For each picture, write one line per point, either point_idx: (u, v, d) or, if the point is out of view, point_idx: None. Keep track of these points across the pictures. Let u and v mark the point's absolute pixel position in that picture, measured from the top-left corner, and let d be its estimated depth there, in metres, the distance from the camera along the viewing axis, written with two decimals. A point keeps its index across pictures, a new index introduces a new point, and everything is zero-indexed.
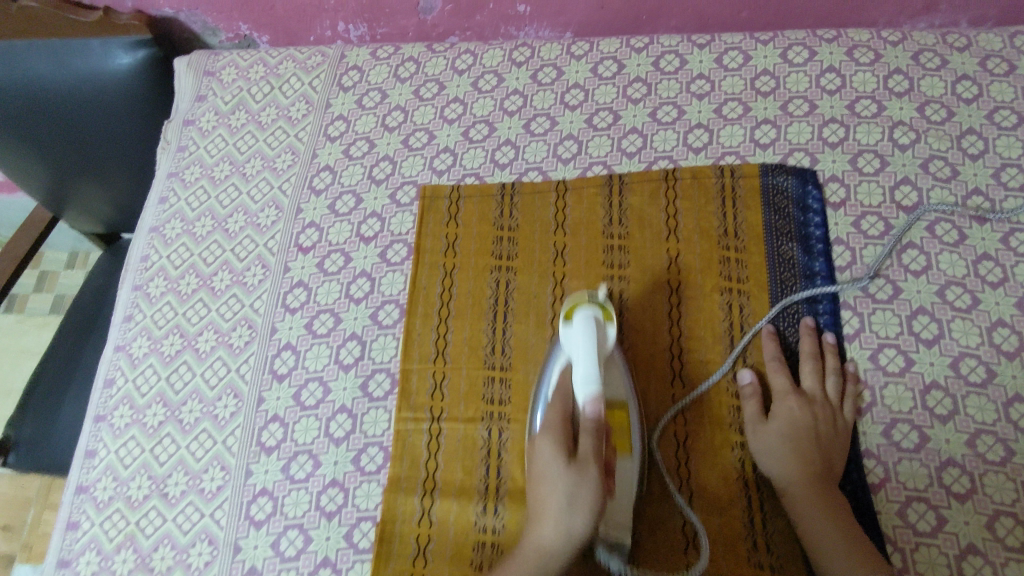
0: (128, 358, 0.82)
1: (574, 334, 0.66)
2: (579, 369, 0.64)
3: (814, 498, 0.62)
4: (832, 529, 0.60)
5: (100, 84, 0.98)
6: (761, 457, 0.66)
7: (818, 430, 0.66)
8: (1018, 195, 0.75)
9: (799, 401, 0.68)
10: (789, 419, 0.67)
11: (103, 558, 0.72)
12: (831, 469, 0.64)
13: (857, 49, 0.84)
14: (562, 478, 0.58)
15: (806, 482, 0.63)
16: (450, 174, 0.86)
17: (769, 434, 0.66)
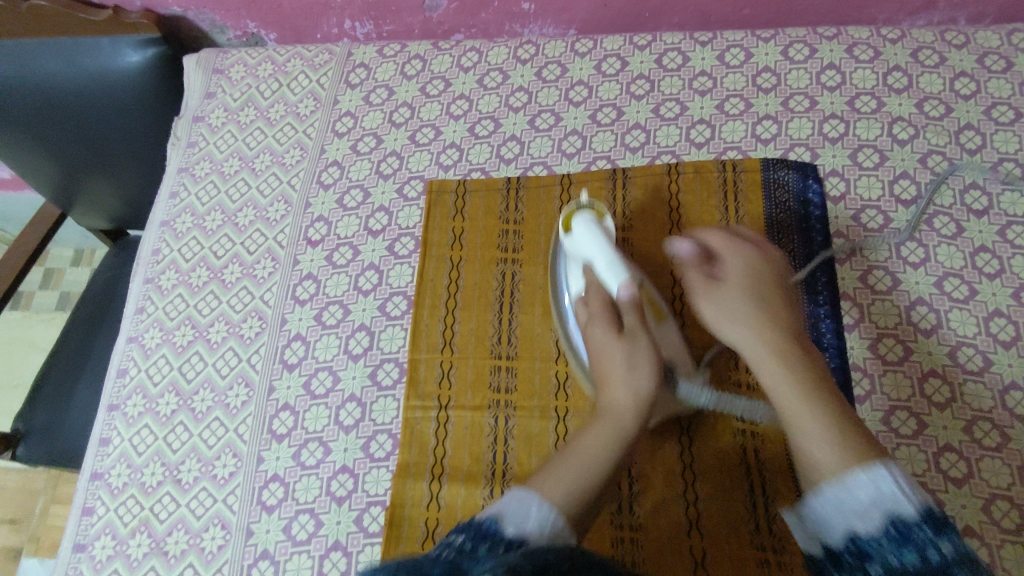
0: (141, 349, 0.84)
1: (581, 238, 0.70)
2: (600, 264, 0.68)
3: (777, 364, 0.60)
4: (798, 395, 0.57)
5: (110, 83, 0.99)
6: (724, 330, 0.65)
7: (773, 299, 0.65)
8: (1014, 189, 0.77)
9: (745, 272, 0.66)
10: (742, 289, 0.65)
11: (118, 542, 0.74)
12: (792, 334, 0.62)
13: (856, 47, 0.86)
14: (621, 346, 0.65)
15: (768, 348, 0.61)
16: (457, 169, 0.87)
17: (726, 305, 0.65)
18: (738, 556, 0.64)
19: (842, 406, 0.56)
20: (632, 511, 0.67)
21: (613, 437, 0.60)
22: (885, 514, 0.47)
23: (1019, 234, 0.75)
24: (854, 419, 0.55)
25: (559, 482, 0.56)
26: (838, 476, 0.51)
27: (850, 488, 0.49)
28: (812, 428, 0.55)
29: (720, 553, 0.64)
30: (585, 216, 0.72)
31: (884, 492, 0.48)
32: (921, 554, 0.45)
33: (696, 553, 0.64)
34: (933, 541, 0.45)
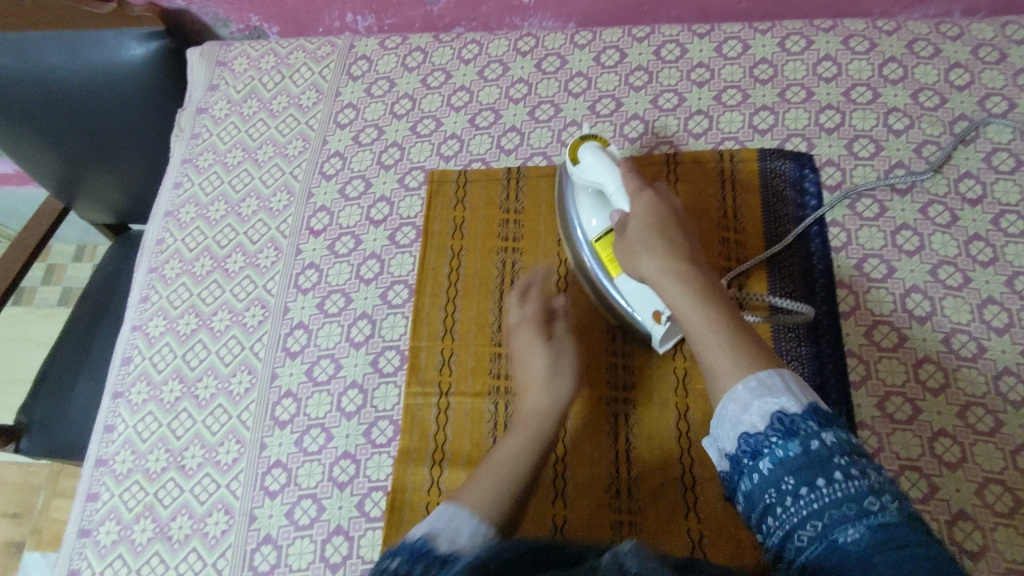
0: (145, 337, 0.85)
1: (593, 162, 0.72)
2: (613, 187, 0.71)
3: (683, 291, 0.61)
4: (704, 320, 0.59)
5: (114, 76, 1.00)
6: (634, 266, 0.66)
7: (676, 232, 0.66)
8: (1008, 178, 0.78)
9: (647, 207, 0.68)
10: (646, 224, 0.66)
11: (122, 527, 0.75)
12: (695, 263, 0.64)
13: (852, 39, 0.87)
14: (545, 349, 0.71)
15: (675, 275, 0.62)
16: (457, 160, 0.88)
17: (635, 241, 0.66)
18: (736, 539, 0.65)
19: (741, 324, 0.59)
20: (630, 495, 0.68)
21: (531, 435, 0.65)
22: (776, 415, 0.52)
23: (1013, 223, 0.75)
24: (751, 334, 0.58)
25: (484, 486, 0.60)
26: (733, 391, 0.55)
27: (750, 402, 0.53)
28: (716, 347, 0.57)
29: (717, 536, 0.65)
30: (592, 144, 0.74)
31: (778, 396, 0.52)
32: (804, 444, 0.50)
33: (694, 537, 0.65)
34: (814, 431, 0.50)
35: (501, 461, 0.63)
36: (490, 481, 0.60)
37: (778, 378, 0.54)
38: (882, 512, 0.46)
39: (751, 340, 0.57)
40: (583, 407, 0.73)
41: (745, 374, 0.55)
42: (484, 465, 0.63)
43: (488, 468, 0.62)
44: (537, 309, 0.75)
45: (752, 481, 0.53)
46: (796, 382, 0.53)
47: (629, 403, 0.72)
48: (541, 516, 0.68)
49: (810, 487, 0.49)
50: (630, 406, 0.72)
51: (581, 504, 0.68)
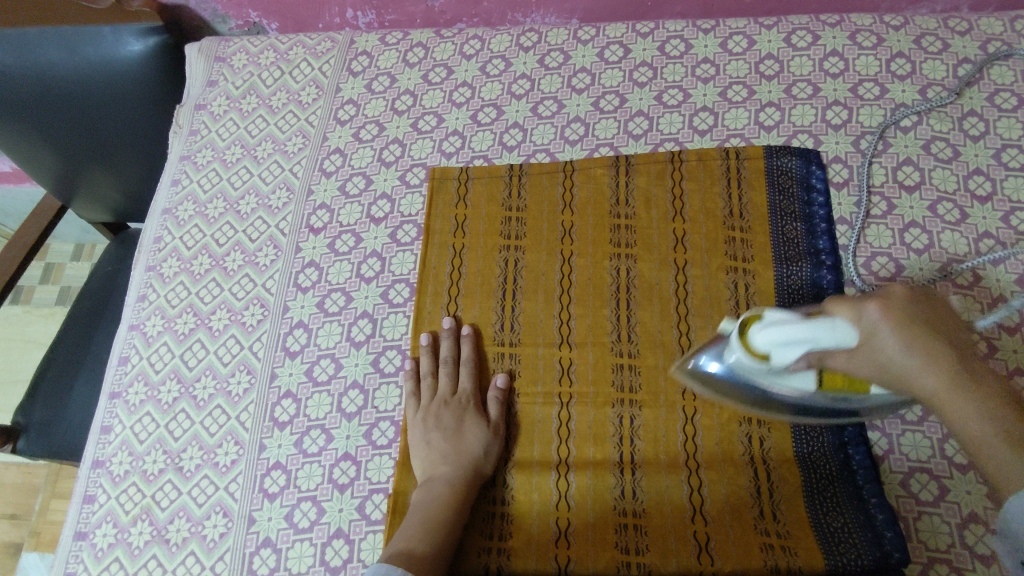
0: (143, 336, 0.83)
1: (772, 327, 0.55)
2: (821, 342, 0.52)
3: (956, 399, 0.48)
4: (983, 431, 0.46)
5: (112, 71, 0.98)
6: (887, 378, 0.51)
7: (931, 319, 0.50)
8: (1018, 175, 0.76)
9: (875, 301, 0.51)
10: (891, 322, 0.50)
11: (119, 530, 0.74)
12: (963, 354, 0.49)
13: (859, 34, 0.86)
14: (479, 424, 0.71)
15: (947, 383, 0.48)
16: (459, 157, 0.87)
17: (879, 346, 0.50)
18: (743, 541, 0.63)
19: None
20: (635, 497, 0.67)
21: (462, 503, 0.66)
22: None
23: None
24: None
25: (421, 534, 0.63)
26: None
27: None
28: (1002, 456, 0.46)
29: (725, 538, 0.64)
30: (756, 326, 0.57)
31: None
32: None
33: (700, 539, 0.64)
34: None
35: (433, 514, 0.64)
36: (419, 538, 0.62)
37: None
38: None
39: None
40: (588, 408, 0.71)
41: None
42: (410, 516, 0.65)
43: (423, 519, 0.64)
44: (471, 387, 0.74)
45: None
46: None
47: (634, 404, 0.71)
48: (544, 519, 0.67)
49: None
50: (634, 407, 0.70)
51: (585, 507, 0.67)
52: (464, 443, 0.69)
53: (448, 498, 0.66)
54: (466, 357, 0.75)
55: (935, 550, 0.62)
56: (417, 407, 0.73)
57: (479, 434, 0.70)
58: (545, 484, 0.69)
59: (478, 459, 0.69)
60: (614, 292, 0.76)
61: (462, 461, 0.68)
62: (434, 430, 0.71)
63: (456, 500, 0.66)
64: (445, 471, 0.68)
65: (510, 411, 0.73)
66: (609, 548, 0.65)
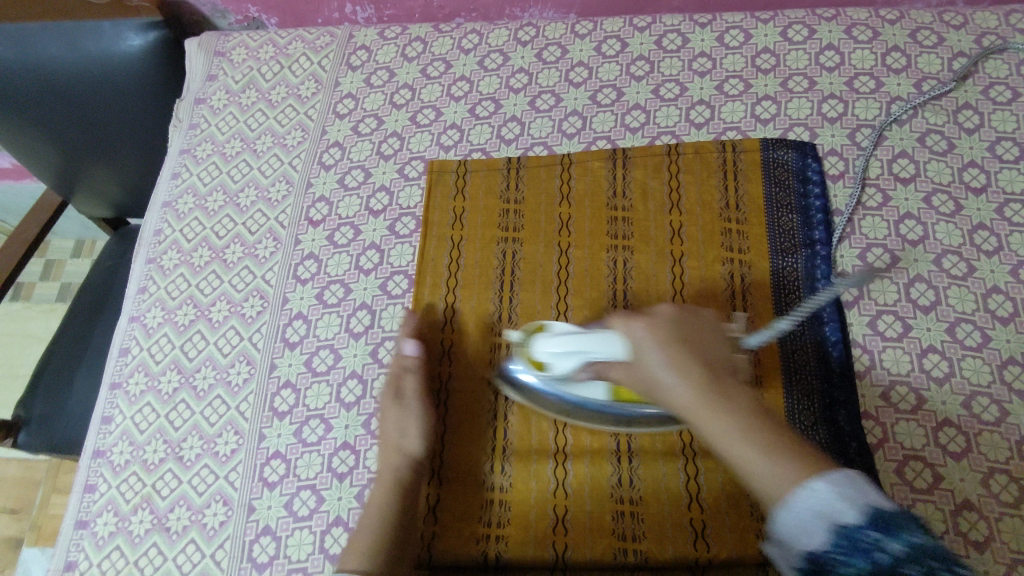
0: (143, 328, 0.84)
1: (554, 339, 0.67)
2: (591, 350, 0.63)
3: (712, 410, 0.50)
4: (739, 438, 0.48)
5: (116, 67, 0.99)
6: (655, 393, 0.54)
7: (690, 335, 0.54)
8: (1012, 167, 0.77)
9: (644, 320, 0.55)
10: (655, 339, 0.53)
11: (120, 519, 0.74)
12: (719, 367, 0.53)
13: (855, 28, 0.86)
14: (412, 417, 0.70)
15: (705, 395, 0.50)
16: (457, 150, 0.88)
17: (647, 362, 0.54)
18: (739, 528, 0.64)
19: (778, 427, 0.50)
20: (631, 485, 0.67)
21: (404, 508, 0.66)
22: (835, 522, 0.43)
23: (1017, 212, 0.75)
24: (791, 434, 0.49)
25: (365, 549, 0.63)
26: (788, 505, 0.45)
27: (803, 513, 0.45)
28: (759, 463, 0.47)
29: (720, 525, 0.64)
30: (540, 337, 0.69)
31: (837, 503, 0.44)
32: (870, 558, 0.42)
33: (697, 526, 0.65)
34: (879, 543, 0.42)
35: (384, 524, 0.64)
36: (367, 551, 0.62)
37: (842, 478, 0.45)
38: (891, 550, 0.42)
39: (794, 443, 0.48)
40: None
41: (805, 479, 0.45)
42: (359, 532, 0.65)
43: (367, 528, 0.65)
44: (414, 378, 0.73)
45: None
46: (859, 485, 0.45)
47: None
48: (542, 507, 0.68)
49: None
50: None
51: (582, 496, 0.68)
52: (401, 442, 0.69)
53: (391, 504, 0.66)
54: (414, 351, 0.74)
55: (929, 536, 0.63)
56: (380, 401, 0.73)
57: (407, 425, 0.70)
58: (542, 472, 0.69)
59: (410, 451, 0.69)
60: (611, 283, 0.77)
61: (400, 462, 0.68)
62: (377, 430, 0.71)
63: (396, 501, 0.66)
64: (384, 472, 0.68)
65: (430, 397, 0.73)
66: (606, 535, 0.65)
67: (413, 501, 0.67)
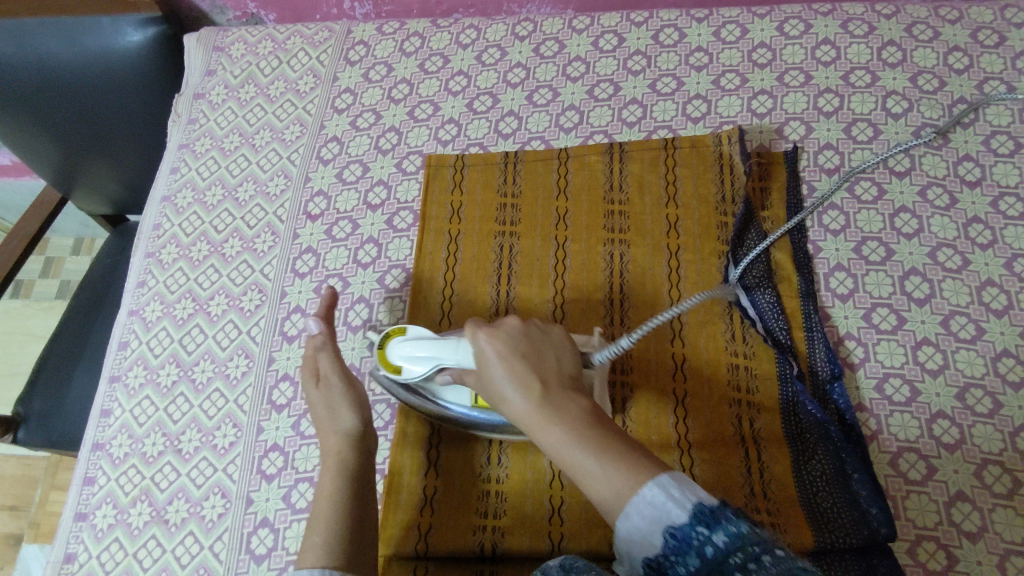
0: (142, 321, 0.84)
1: (411, 344, 0.67)
2: (444, 358, 0.64)
3: (547, 424, 0.52)
4: (572, 451, 0.50)
5: (114, 63, 0.99)
6: (501, 405, 0.56)
7: (531, 349, 0.56)
8: (1007, 160, 0.77)
9: (488, 333, 0.57)
10: (498, 356, 0.56)
11: (119, 511, 0.75)
12: (557, 378, 0.55)
13: (851, 22, 0.87)
14: (343, 403, 0.68)
15: (540, 410, 0.53)
16: (455, 144, 0.88)
17: (494, 379, 0.56)
18: None
19: (613, 432, 0.51)
20: None
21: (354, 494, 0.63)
22: (666, 524, 0.44)
23: (1012, 205, 0.75)
24: (624, 440, 0.50)
25: (322, 542, 0.58)
26: (624, 513, 0.46)
27: (638, 520, 0.45)
28: (592, 469, 0.49)
29: None
30: (395, 341, 0.69)
31: (665, 505, 0.44)
32: (699, 554, 0.42)
33: None
34: (707, 539, 0.42)
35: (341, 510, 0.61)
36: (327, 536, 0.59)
37: (667, 479, 0.46)
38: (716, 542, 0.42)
39: (629, 448, 0.50)
40: None
41: (638, 484, 0.46)
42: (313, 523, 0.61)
43: (321, 524, 0.60)
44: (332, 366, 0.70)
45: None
46: (685, 483, 0.45)
47: (626, 386, 0.71)
48: (537, 498, 0.68)
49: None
50: (626, 389, 0.71)
51: (577, 487, 0.68)
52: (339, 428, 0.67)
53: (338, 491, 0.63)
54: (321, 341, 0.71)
55: (923, 527, 0.63)
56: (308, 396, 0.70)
57: (347, 412, 0.67)
58: (538, 464, 0.70)
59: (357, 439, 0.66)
60: (608, 277, 0.77)
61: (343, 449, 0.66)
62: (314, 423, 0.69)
63: (348, 493, 0.63)
64: (331, 464, 0.65)
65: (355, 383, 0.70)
66: (601, 526, 0.66)
67: (364, 493, 0.64)
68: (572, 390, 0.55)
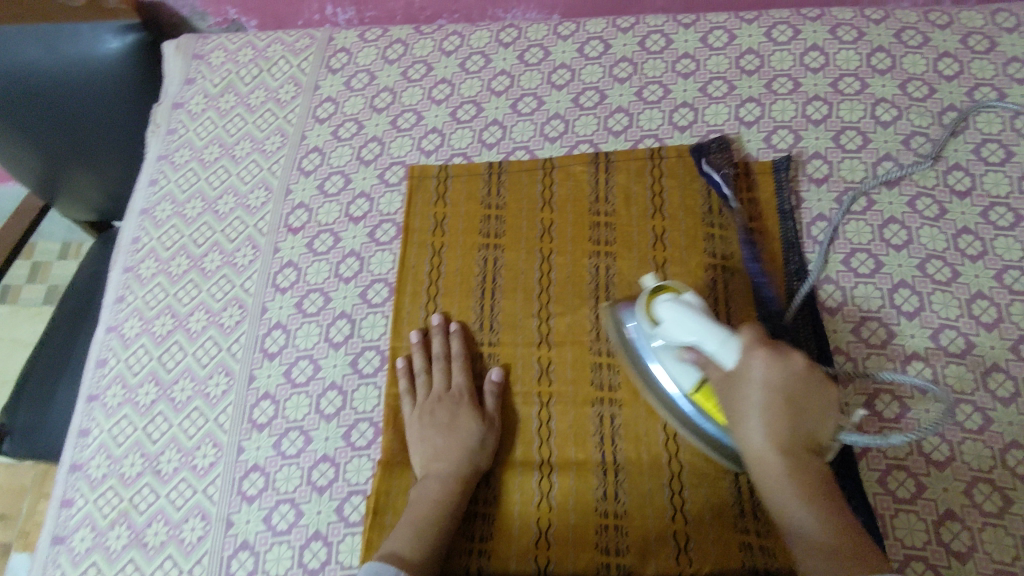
0: (120, 338, 0.83)
1: (678, 309, 0.62)
2: (706, 343, 0.60)
3: (782, 469, 0.55)
4: (797, 503, 0.54)
5: (89, 71, 0.97)
6: (733, 422, 0.58)
7: (797, 391, 0.56)
8: (998, 170, 0.76)
9: (767, 357, 0.57)
10: (764, 387, 0.56)
11: (97, 534, 0.73)
12: (807, 428, 0.56)
13: (840, 28, 0.85)
14: (477, 425, 0.70)
15: (780, 455, 0.55)
16: (438, 155, 0.86)
17: (745, 399, 0.57)
18: (721, 541, 0.63)
19: (838, 505, 0.54)
20: (616, 498, 0.67)
21: (454, 504, 0.66)
22: None
23: (1002, 216, 0.74)
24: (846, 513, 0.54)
25: (411, 540, 0.62)
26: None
27: None
28: (812, 531, 0.53)
29: (703, 539, 0.64)
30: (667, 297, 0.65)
31: None
32: None
33: (679, 539, 0.64)
34: None
35: (428, 512, 0.64)
36: (412, 530, 0.63)
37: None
38: None
39: (850, 524, 0.53)
40: (568, 408, 0.71)
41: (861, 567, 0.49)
42: (404, 517, 0.65)
43: (413, 521, 0.64)
44: (464, 385, 0.73)
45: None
46: None
47: (614, 403, 0.70)
48: (525, 520, 0.67)
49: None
50: (615, 406, 0.70)
51: (566, 509, 0.67)
52: (459, 436, 0.69)
53: (437, 497, 0.65)
54: (457, 353, 0.74)
55: (912, 547, 0.62)
56: (413, 405, 0.73)
57: (474, 428, 0.69)
58: (528, 483, 0.69)
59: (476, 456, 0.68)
60: (594, 290, 0.76)
61: (458, 458, 0.68)
62: (430, 428, 0.71)
63: (445, 503, 0.65)
64: (439, 468, 0.68)
65: (501, 404, 0.72)
66: (590, 549, 0.65)
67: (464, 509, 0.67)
68: (814, 443, 0.57)
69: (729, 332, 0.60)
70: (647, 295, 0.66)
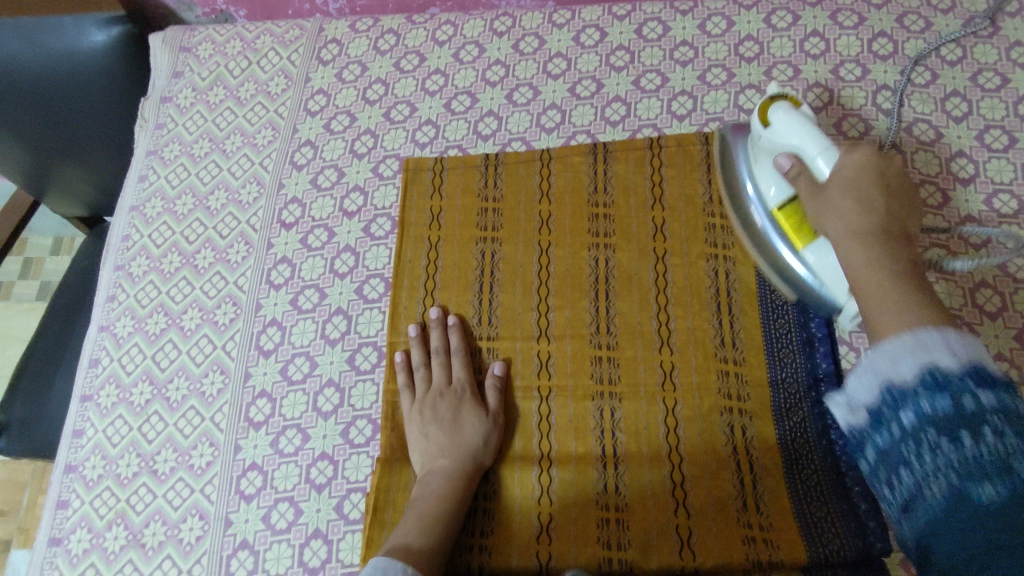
0: (113, 338, 0.82)
1: (787, 117, 0.64)
2: (808, 148, 0.62)
3: (862, 247, 0.54)
4: (880, 272, 0.51)
5: (72, 66, 0.95)
6: (820, 219, 0.59)
7: (884, 184, 0.58)
8: (1001, 156, 0.75)
9: (862, 157, 0.59)
10: (854, 178, 0.58)
11: (94, 535, 0.72)
12: (895, 215, 0.57)
13: (840, 13, 0.84)
14: (482, 419, 0.69)
15: (866, 233, 0.55)
16: (433, 147, 0.85)
17: (832, 191, 0.59)
18: (725, 535, 0.63)
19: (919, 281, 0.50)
20: (618, 492, 0.66)
21: (459, 497, 0.65)
22: (931, 365, 0.39)
23: (1006, 203, 0.73)
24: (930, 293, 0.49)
25: (418, 532, 0.61)
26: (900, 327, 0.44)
27: (897, 350, 0.41)
28: (887, 294, 0.49)
29: (706, 533, 0.63)
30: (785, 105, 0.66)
31: (942, 351, 0.39)
32: (956, 401, 0.37)
33: (682, 533, 0.63)
34: (958, 399, 0.37)
35: (432, 508, 0.63)
36: (416, 524, 0.62)
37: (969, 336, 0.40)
38: (980, 402, 0.37)
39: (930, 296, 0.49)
40: (568, 402, 0.70)
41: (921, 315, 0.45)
42: (407, 513, 0.64)
43: (420, 517, 0.63)
44: (466, 378, 0.72)
45: (873, 444, 0.40)
46: (972, 345, 0.40)
47: (614, 397, 0.70)
48: (526, 515, 0.66)
49: (954, 447, 0.37)
50: (615, 399, 0.69)
51: (567, 504, 0.66)
52: (462, 433, 0.68)
53: (442, 491, 0.65)
54: (456, 347, 0.73)
55: None
56: (412, 400, 0.72)
57: (478, 424, 0.69)
58: (528, 478, 0.68)
59: (480, 450, 0.68)
60: (593, 282, 0.75)
61: (460, 453, 0.67)
62: (431, 423, 0.70)
63: (449, 497, 0.64)
64: (444, 464, 0.67)
65: (504, 399, 0.72)
66: (591, 544, 0.64)
67: (468, 504, 0.66)
68: (901, 232, 0.56)
69: (832, 143, 0.62)
70: (765, 101, 0.68)
